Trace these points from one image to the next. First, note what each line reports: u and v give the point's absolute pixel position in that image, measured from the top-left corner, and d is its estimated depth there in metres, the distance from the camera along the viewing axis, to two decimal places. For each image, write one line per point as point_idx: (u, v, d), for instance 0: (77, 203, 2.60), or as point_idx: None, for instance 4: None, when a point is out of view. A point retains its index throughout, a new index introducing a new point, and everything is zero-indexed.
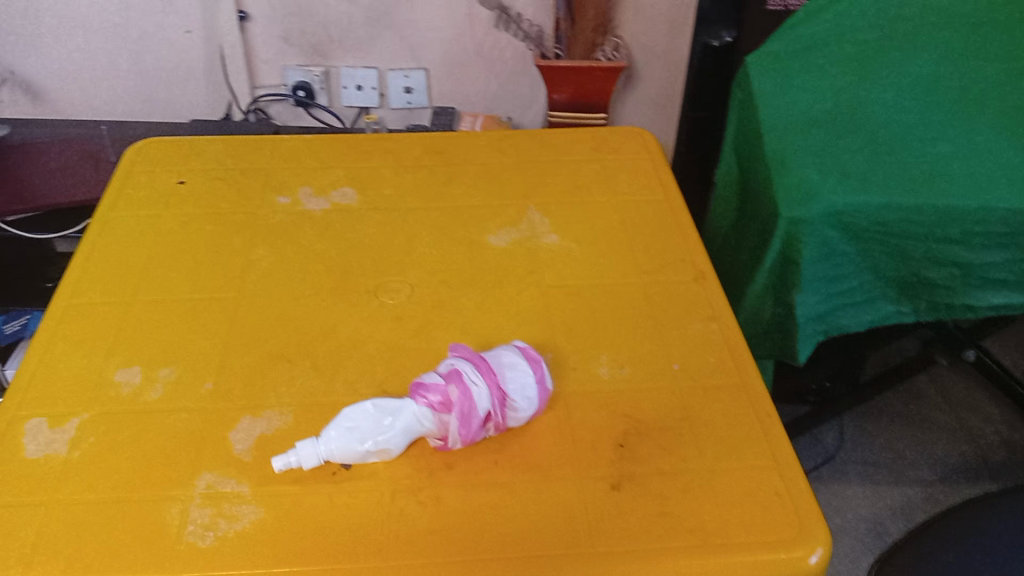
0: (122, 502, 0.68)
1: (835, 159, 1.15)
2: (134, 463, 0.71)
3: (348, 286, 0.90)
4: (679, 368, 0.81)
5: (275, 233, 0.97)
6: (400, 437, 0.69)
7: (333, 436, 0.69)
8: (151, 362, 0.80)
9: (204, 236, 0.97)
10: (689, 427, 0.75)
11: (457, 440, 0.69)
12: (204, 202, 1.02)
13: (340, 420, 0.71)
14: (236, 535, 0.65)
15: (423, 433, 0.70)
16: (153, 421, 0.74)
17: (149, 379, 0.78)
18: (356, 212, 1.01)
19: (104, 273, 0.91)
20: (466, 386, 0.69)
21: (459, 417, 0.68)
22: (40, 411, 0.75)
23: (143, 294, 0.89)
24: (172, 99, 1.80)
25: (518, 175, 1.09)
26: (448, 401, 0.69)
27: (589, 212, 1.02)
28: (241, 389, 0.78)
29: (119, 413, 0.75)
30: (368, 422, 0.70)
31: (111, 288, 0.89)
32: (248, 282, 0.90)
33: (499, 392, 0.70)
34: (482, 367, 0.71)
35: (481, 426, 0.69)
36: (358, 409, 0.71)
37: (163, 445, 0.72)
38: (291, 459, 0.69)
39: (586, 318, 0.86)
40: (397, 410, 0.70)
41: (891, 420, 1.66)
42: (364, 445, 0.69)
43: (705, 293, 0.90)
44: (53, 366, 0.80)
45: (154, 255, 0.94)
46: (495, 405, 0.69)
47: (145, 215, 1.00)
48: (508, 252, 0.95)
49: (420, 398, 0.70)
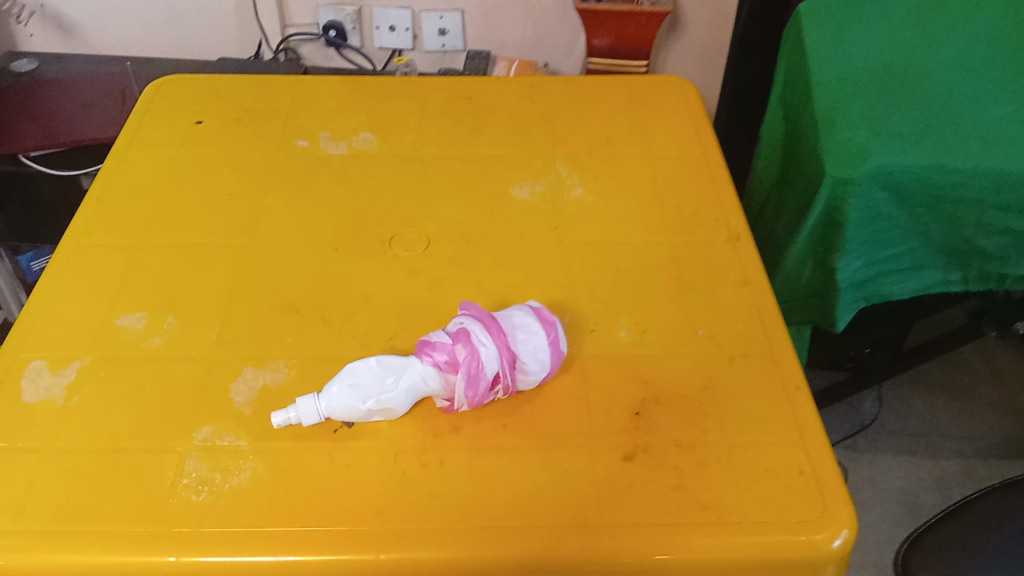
0: (119, 452, 0.66)
1: (887, 117, 1.08)
2: (133, 412, 0.69)
3: (363, 236, 0.87)
4: (704, 335, 0.77)
5: (291, 179, 0.94)
6: (403, 398, 0.66)
7: (333, 393, 0.66)
8: (157, 310, 0.78)
9: (218, 180, 0.94)
10: (711, 398, 0.71)
11: (463, 402, 0.66)
12: (221, 145, 0.99)
13: (342, 377, 0.67)
14: (230, 491, 0.63)
15: (430, 393, 0.68)
16: (155, 369, 0.73)
17: (154, 326, 0.77)
18: (375, 159, 0.98)
19: (116, 216, 0.89)
20: (473, 347, 0.66)
21: (466, 379, 0.65)
22: (43, 356, 0.74)
23: (154, 239, 0.87)
24: (202, 36, 1.76)
25: (547, 125, 1.04)
26: (455, 361, 0.66)
27: (620, 167, 0.97)
28: (246, 340, 0.75)
29: (122, 360, 0.74)
30: (370, 380, 0.67)
31: (122, 231, 0.87)
32: (260, 228, 0.88)
33: (509, 353, 0.66)
34: (491, 328, 0.67)
35: (490, 388, 0.66)
36: (361, 365, 0.68)
37: (164, 394, 0.71)
38: (290, 414, 0.67)
39: (608, 279, 0.82)
40: (402, 368, 0.67)
41: (933, 392, 1.59)
42: (365, 405, 0.66)
43: (738, 256, 0.85)
44: (59, 310, 0.78)
45: (167, 198, 0.92)
46: (504, 367, 0.66)
47: (160, 156, 0.98)
48: (531, 206, 0.91)
49: (426, 357, 0.67)
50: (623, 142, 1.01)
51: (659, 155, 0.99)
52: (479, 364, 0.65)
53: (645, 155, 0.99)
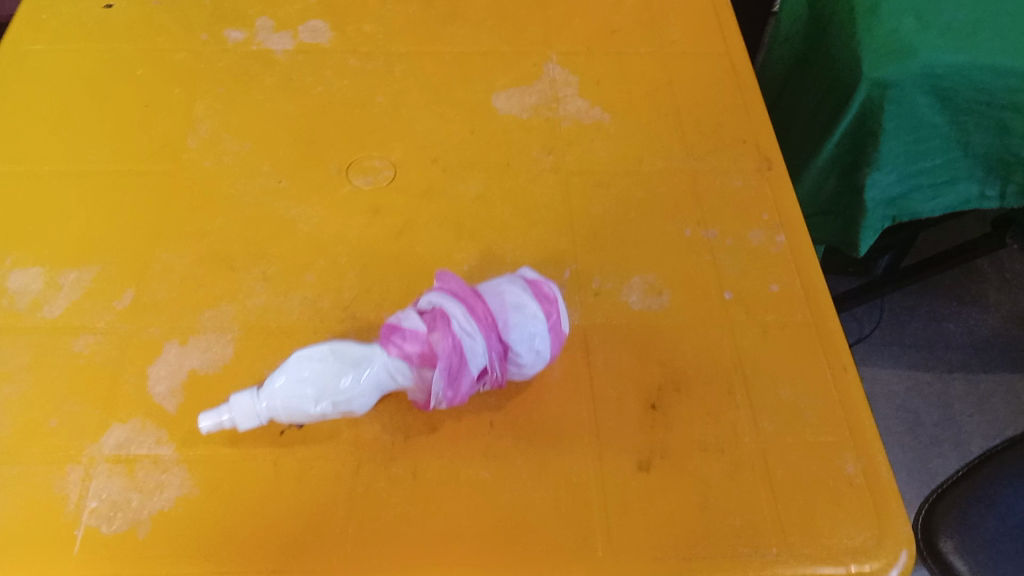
0: (9, 463, 0.53)
1: (936, 5, 0.91)
2: (26, 408, 0.55)
3: (314, 162, 0.70)
4: (732, 298, 0.63)
5: (222, 83, 0.76)
6: (367, 398, 0.53)
7: (278, 393, 0.52)
8: (54, 263, 0.62)
9: (131, 82, 0.76)
10: (742, 383, 0.58)
11: (441, 401, 0.54)
12: (134, 34, 0.80)
13: (287, 369, 0.53)
14: (155, 518, 0.51)
15: (398, 388, 0.55)
16: (52, 347, 0.58)
17: (51, 286, 0.61)
18: (327, 56, 0.79)
19: (1, 130, 0.71)
20: (455, 338, 0.51)
21: (447, 377, 0.51)
22: None
23: (50, 163, 0.69)
24: None
25: (537, 11, 0.85)
26: (431, 355, 0.52)
27: (626, 69, 0.80)
28: (169, 306, 0.61)
29: (10, 333, 0.59)
30: (326, 375, 0.52)
31: (8, 152, 0.69)
32: (184, 150, 0.71)
33: (499, 343, 0.53)
34: (476, 312, 0.53)
35: (475, 384, 0.53)
36: (310, 353, 0.54)
37: (66, 383, 0.56)
38: (221, 418, 0.53)
39: (616, 222, 0.67)
40: (362, 360, 0.53)
41: (939, 295, 1.48)
42: (319, 407, 0.52)
43: (772, 191, 0.70)
44: None
45: (66, 106, 0.73)
46: (493, 362, 0.53)
47: (56, 47, 0.78)
48: (520, 122, 0.74)
49: (393, 348, 0.53)
50: (630, 35, 0.83)
51: (674, 52, 0.82)
52: (463, 359, 0.52)
53: (657, 53, 0.81)
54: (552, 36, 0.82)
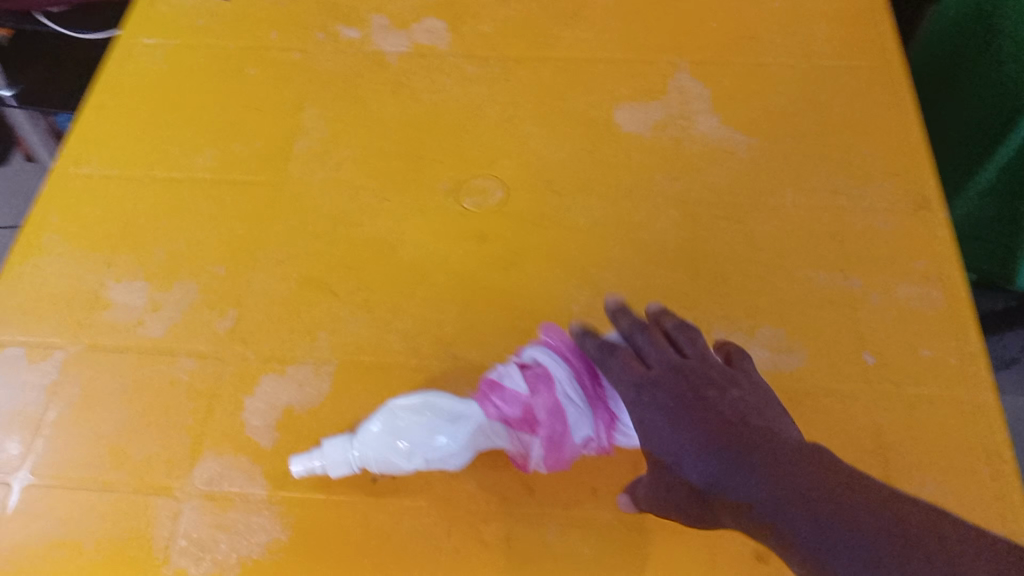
0: (102, 491, 0.52)
1: None
2: (122, 434, 0.54)
3: (422, 178, 0.67)
4: (873, 362, 0.56)
5: (335, 86, 0.73)
6: (464, 457, 0.50)
7: (370, 447, 0.50)
8: (158, 278, 0.61)
9: (243, 82, 0.74)
10: (878, 465, 0.52)
11: (539, 467, 0.50)
12: (249, 31, 0.78)
13: (382, 420, 0.50)
14: (238, 565, 0.49)
15: (494, 447, 0.51)
16: (151, 370, 0.57)
17: (154, 302, 0.60)
18: (442, 59, 0.75)
19: (115, 131, 0.70)
20: (557, 404, 0.48)
21: (546, 446, 0.49)
22: (17, 342, 0.59)
23: (160, 167, 0.68)
24: None
25: (669, 12, 0.78)
26: (529, 419, 0.49)
27: (764, 81, 0.72)
28: (267, 331, 0.59)
29: (112, 352, 0.58)
30: (420, 433, 0.49)
31: (121, 156, 0.69)
32: (292, 159, 0.68)
33: (605, 413, 0.49)
34: (585, 381, 0.50)
35: (577, 454, 0.50)
36: (407, 403, 0.51)
37: (163, 409, 0.55)
38: (311, 463, 0.51)
39: (743, 263, 0.61)
40: (459, 417, 0.50)
41: None
42: (412, 464, 0.50)
43: (926, 234, 0.62)
44: (39, 269, 0.62)
45: (178, 107, 0.72)
46: (600, 433, 0.49)
47: (173, 43, 0.77)
48: (643, 141, 0.69)
49: (493, 409, 0.49)
50: (773, 42, 0.75)
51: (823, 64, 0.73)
52: (565, 427, 0.49)
53: (802, 63, 0.73)
54: (684, 43, 0.75)
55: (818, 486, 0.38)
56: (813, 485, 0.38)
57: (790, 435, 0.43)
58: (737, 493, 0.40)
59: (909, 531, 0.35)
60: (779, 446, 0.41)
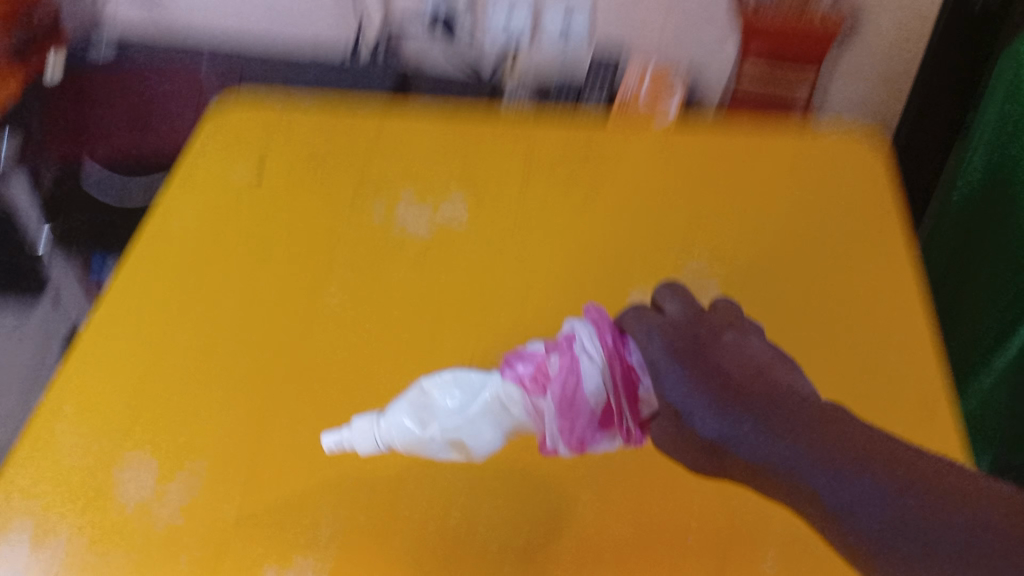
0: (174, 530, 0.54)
1: None
2: (194, 480, 0.57)
3: (485, 259, 0.70)
4: None
5: (402, 166, 0.78)
6: (483, 430, 0.52)
7: (395, 417, 0.53)
8: (218, 351, 0.63)
9: (325, 160, 0.78)
10: None
11: (553, 439, 0.51)
12: (326, 111, 0.82)
13: (410, 397, 0.53)
14: None
15: (513, 425, 0.53)
16: (214, 432, 0.59)
17: (216, 369, 0.62)
18: (503, 152, 0.79)
19: (205, 192, 0.74)
20: (572, 357, 0.50)
21: (559, 399, 0.49)
22: (80, 400, 0.60)
23: (240, 228, 0.72)
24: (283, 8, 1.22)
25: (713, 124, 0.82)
26: (546, 372, 0.51)
27: (799, 192, 0.76)
28: (327, 399, 0.61)
29: (170, 411, 0.60)
30: (442, 398, 0.52)
31: (208, 216, 0.72)
32: (362, 230, 0.72)
33: (625, 375, 0.51)
34: (603, 337, 0.52)
35: (593, 423, 0.51)
36: (436, 379, 0.54)
37: (230, 459, 0.58)
38: (343, 441, 0.54)
39: None
40: (481, 388, 0.52)
41: None
42: (428, 433, 0.52)
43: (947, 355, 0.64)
44: (113, 332, 0.64)
45: (265, 176, 0.76)
46: (612, 395, 0.51)
47: (257, 115, 0.81)
48: (685, 248, 0.71)
49: (509, 370, 0.51)
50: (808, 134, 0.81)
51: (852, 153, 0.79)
52: (579, 382, 0.50)
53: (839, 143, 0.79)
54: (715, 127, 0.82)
55: (819, 432, 0.43)
56: (811, 431, 0.43)
57: (801, 389, 0.48)
58: (749, 444, 0.44)
59: (916, 481, 0.39)
60: (792, 394, 0.46)
